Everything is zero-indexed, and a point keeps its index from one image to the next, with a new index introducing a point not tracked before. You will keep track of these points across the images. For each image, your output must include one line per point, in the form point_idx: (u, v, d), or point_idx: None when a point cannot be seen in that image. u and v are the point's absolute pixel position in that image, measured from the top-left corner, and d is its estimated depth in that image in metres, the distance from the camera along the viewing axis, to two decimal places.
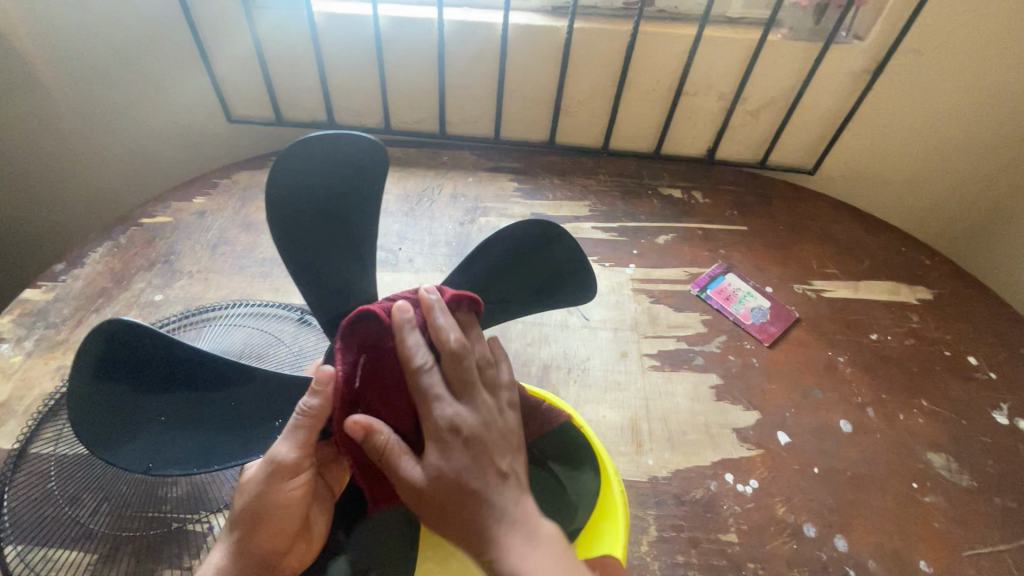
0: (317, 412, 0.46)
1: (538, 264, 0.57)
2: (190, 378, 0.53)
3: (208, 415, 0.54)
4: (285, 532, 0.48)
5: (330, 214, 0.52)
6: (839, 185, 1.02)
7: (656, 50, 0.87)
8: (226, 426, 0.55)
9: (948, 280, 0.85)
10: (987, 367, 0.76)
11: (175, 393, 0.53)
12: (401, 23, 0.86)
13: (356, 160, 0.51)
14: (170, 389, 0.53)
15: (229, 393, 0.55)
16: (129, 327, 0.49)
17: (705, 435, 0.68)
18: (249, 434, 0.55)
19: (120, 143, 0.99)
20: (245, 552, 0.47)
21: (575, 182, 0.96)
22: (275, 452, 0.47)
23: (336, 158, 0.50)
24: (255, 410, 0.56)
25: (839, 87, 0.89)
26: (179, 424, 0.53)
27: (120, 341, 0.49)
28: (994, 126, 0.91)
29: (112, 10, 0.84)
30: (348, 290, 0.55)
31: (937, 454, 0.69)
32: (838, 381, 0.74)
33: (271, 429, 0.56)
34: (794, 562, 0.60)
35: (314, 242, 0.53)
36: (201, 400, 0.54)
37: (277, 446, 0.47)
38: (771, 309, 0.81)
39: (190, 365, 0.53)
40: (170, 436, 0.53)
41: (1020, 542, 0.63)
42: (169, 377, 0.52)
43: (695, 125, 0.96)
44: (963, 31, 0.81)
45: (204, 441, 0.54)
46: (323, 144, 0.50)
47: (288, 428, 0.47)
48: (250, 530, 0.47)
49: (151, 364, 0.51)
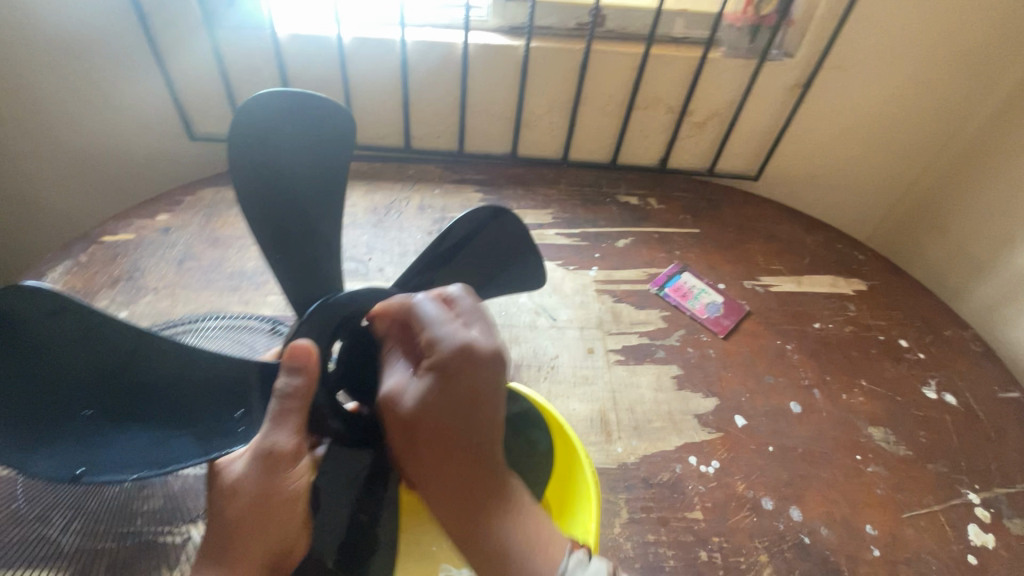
0: (300, 391, 0.47)
1: (501, 242, 0.59)
2: (126, 365, 0.42)
3: (152, 407, 0.45)
4: (288, 529, 0.48)
5: (302, 186, 0.51)
6: (780, 190, 1.10)
7: (608, 67, 0.93)
8: (173, 420, 0.46)
9: (878, 272, 0.94)
10: (916, 349, 0.84)
11: (109, 380, 0.42)
12: (363, 42, 0.89)
13: (329, 127, 0.50)
14: (100, 377, 0.42)
15: (177, 381, 0.45)
16: (36, 298, 0.37)
17: (669, 422, 0.73)
18: (205, 430, 0.47)
19: (75, 161, 0.97)
20: (250, 551, 0.47)
21: (538, 191, 1.01)
22: (273, 444, 0.46)
23: (308, 123, 0.49)
24: (213, 403, 0.47)
25: (775, 100, 0.97)
26: (113, 417, 0.43)
27: (24, 312, 0.37)
28: (911, 131, 1.01)
29: (73, 31, 0.84)
30: (318, 258, 0.54)
31: (876, 428, 0.75)
32: (787, 367, 0.80)
33: (232, 426, 0.48)
34: (754, 533, 0.64)
35: (285, 208, 0.51)
36: (143, 389, 0.44)
37: (274, 438, 0.47)
38: (724, 303, 0.87)
39: (126, 348, 0.42)
40: (106, 431, 0.43)
41: (952, 502, 0.69)
42: (98, 362, 0.41)
43: (648, 136, 1.03)
44: (876, 50, 0.90)
45: (148, 439, 0.45)
46: (295, 105, 0.48)
47: (278, 419, 0.47)
48: (249, 532, 0.47)
49: (71, 346, 0.40)
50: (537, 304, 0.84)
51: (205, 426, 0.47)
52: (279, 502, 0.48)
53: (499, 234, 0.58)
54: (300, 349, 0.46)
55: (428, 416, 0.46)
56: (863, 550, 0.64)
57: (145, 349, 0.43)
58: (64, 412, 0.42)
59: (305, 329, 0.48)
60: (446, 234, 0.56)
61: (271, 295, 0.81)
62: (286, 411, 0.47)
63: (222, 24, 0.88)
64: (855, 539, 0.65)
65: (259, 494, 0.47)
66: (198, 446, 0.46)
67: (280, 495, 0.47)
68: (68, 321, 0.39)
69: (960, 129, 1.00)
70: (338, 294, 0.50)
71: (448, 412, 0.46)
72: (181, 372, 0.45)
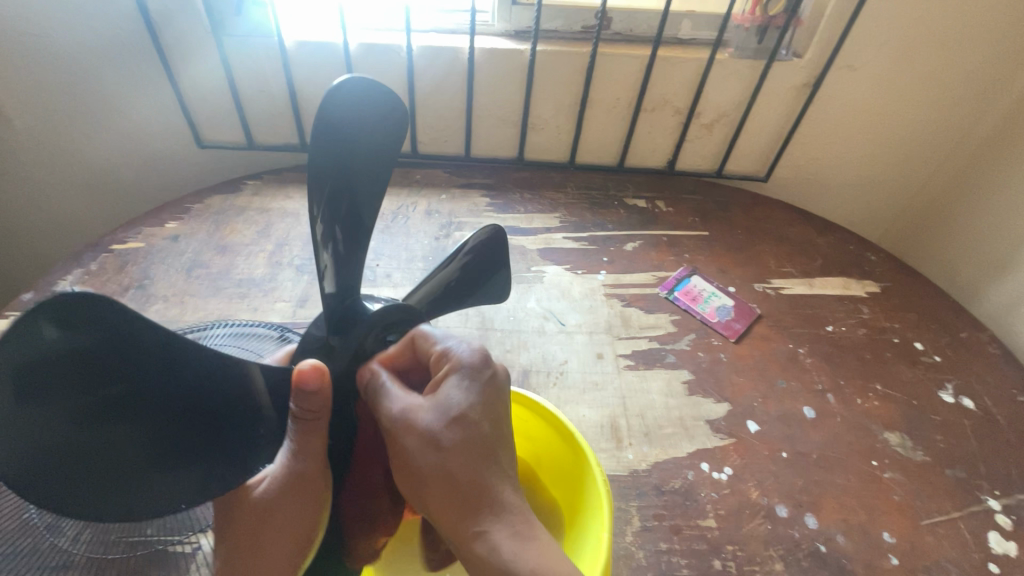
0: (315, 416, 0.47)
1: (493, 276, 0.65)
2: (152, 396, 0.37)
3: (173, 441, 0.40)
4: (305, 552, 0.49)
5: (361, 175, 0.50)
6: (790, 191, 1.09)
7: (614, 70, 0.93)
8: (196, 450, 0.42)
9: (892, 274, 0.92)
10: (932, 352, 0.82)
11: (131, 416, 0.37)
12: (369, 48, 0.89)
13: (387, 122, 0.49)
14: (122, 411, 0.36)
15: (198, 410, 0.40)
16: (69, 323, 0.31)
17: (680, 427, 0.72)
18: (234, 451, 0.44)
19: (84, 169, 0.98)
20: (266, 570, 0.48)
21: (545, 195, 1.00)
22: (297, 467, 0.48)
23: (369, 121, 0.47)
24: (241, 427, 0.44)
25: (783, 100, 0.96)
26: (129, 454, 0.38)
27: (44, 340, 0.31)
28: (924, 129, 0.99)
29: (81, 38, 0.84)
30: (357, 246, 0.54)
31: (892, 433, 0.74)
32: (800, 370, 0.79)
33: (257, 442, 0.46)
34: (769, 541, 0.63)
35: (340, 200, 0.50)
36: (171, 427, 0.39)
37: (297, 462, 0.48)
38: (734, 307, 0.86)
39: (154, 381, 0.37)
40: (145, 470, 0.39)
41: (972, 509, 0.67)
42: (123, 393, 0.35)
43: (655, 139, 1.02)
44: (885, 48, 0.89)
45: (177, 470, 0.41)
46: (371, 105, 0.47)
47: (297, 442, 0.48)
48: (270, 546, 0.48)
49: (95, 373, 0.34)
50: (544, 309, 0.83)
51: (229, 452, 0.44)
52: (301, 523, 0.48)
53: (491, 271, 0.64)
54: (309, 371, 0.45)
55: (448, 439, 0.45)
56: (881, 558, 0.63)
57: (172, 381, 0.38)
58: (73, 454, 0.36)
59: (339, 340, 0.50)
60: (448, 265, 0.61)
61: (279, 303, 0.81)
62: (307, 432, 0.48)
63: (230, 32, 0.89)
64: (873, 547, 0.64)
65: (287, 515, 0.48)
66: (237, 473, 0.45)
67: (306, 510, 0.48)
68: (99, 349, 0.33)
69: (973, 127, 0.98)
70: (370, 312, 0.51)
71: (460, 451, 0.45)
72: (205, 399, 0.41)
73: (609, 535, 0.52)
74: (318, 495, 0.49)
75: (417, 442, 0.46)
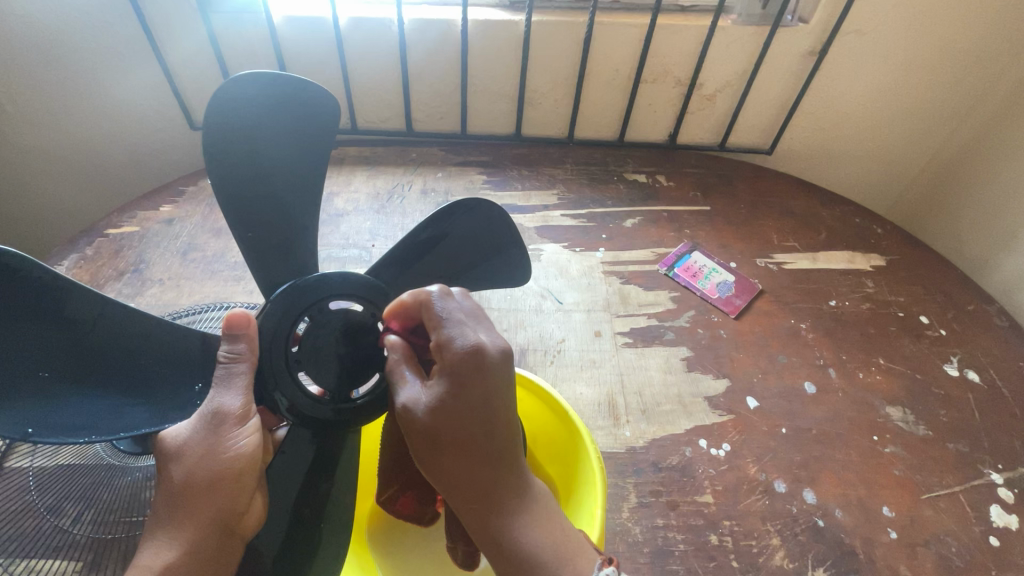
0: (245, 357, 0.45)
1: (484, 247, 0.55)
2: (75, 326, 0.42)
3: (109, 376, 0.43)
4: (240, 490, 0.46)
5: (285, 163, 0.47)
6: (795, 163, 1.06)
7: (613, 39, 0.90)
8: (134, 389, 0.44)
9: (898, 246, 0.90)
10: (938, 325, 0.81)
11: (60, 347, 0.41)
12: (359, 22, 0.87)
13: (315, 115, 0.47)
14: (55, 340, 0.41)
15: (133, 349, 0.44)
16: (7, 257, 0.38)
17: (678, 404, 0.71)
18: (158, 400, 0.45)
19: (75, 156, 0.96)
20: (197, 514, 0.44)
21: (543, 171, 0.98)
22: (219, 405, 0.44)
23: (291, 109, 0.46)
24: (176, 376, 0.46)
25: (789, 68, 0.93)
26: (72, 385, 0.42)
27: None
28: (929, 94, 0.95)
29: (64, 18, 0.82)
30: (296, 239, 0.50)
31: (894, 408, 0.73)
32: (801, 346, 0.78)
33: (190, 398, 0.47)
34: (766, 516, 0.63)
35: (255, 202, 0.47)
36: (102, 363, 0.43)
37: (220, 400, 0.45)
38: (735, 283, 0.84)
39: (85, 310, 0.42)
40: (73, 405, 0.42)
41: (973, 483, 0.67)
42: (62, 324, 0.41)
43: (655, 111, 0.99)
44: (893, 13, 0.86)
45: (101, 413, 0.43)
46: (250, 96, 0.44)
47: (223, 382, 0.45)
48: (197, 491, 0.44)
49: (39, 307, 0.40)
50: (542, 287, 0.83)
51: (163, 389, 0.46)
52: (234, 463, 0.45)
53: (475, 231, 0.54)
54: (238, 317, 0.45)
55: (441, 434, 0.43)
56: (879, 532, 0.63)
57: (110, 317, 0.43)
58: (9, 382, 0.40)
59: (280, 299, 0.46)
60: (450, 207, 0.52)
61: None
62: (233, 376, 0.45)
63: (216, 9, 0.86)
64: (871, 522, 0.63)
65: (213, 470, 0.44)
66: (154, 415, 0.45)
67: (228, 452, 0.45)
68: (21, 279, 0.39)
69: (984, 93, 0.94)
70: (309, 276, 0.47)
71: (461, 440, 0.43)
72: (147, 341, 0.45)
73: (598, 530, 0.51)
74: (240, 442, 0.45)
75: (416, 435, 0.45)
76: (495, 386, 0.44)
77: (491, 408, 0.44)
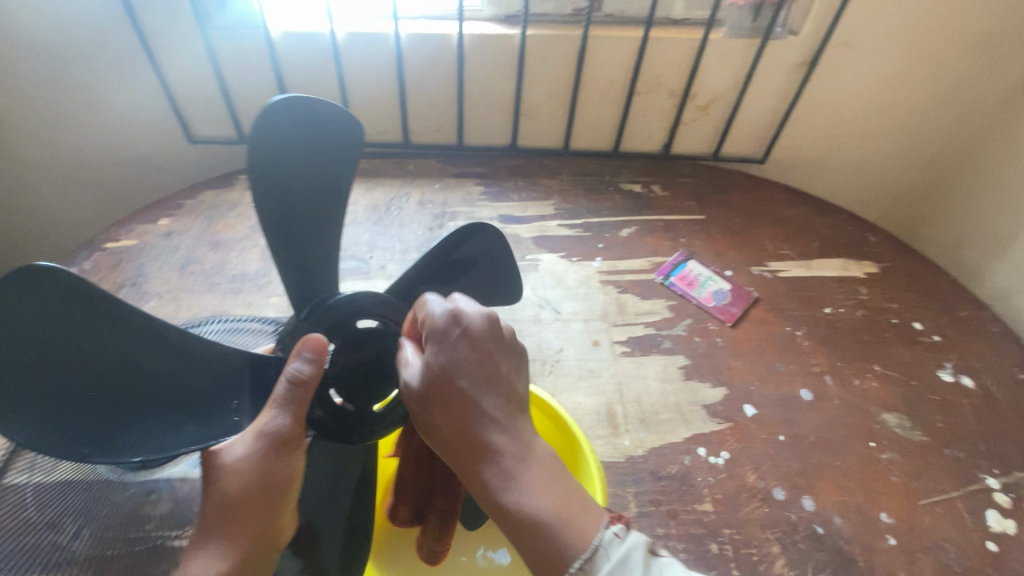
0: (308, 381, 0.44)
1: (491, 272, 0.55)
2: (120, 349, 0.39)
3: (152, 396, 0.42)
4: (282, 509, 0.46)
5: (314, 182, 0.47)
6: (789, 172, 1.07)
7: (607, 51, 0.91)
8: (177, 407, 0.43)
9: (891, 254, 0.91)
10: (932, 331, 0.82)
11: (105, 368, 0.39)
12: (356, 36, 0.88)
13: (338, 130, 0.46)
14: (100, 363, 0.39)
15: (175, 370, 0.42)
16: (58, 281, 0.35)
17: (677, 413, 0.72)
18: (200, 419, 0.44)
19: (73, 169, 0.97)
20: (240, 532, 0.45)
21: (539, 182, 0.99)
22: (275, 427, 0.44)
23: (321, 133, 0.46)
24: (217, 394, 0.45)
25: (780, 79, 0.94)
26: (118, 404, 0.40)
27: (29, 297, 0.35)
28: (921, 104, 0.97)
29: (61, 34, 0.83)
30: (324, 251, 0.51)
31: (891, 414, 0.73)
32: (798, 353, 0.79)
33: (230, 415, 0.46)
34: (766, 524, 0.63)
35: (290, 220, 0.48)
36: (148, 384, 0.41)
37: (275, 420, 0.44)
38: (731, 291, 0.85)
39: (130, 334, 0.39)
40: (118, 423, 0.41)
41: (970, 488, 0.67)
42: (108, 347, 0.39)
43: (650, 122, 1.00)
44: (882, 27, 0.88)
45: (144, 432, 0.42)
46: (273, 123, 0.43)
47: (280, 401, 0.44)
48: (244, 511, 0.45)
49: (85, 330, 0.37)
50: (540, 297, 0.83)
51: (205, 406, 0.44)
52: (278, 486, 0.46)
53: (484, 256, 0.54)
54: (312, 343, 0.44)
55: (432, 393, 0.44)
56: (878, 539, 0.63)
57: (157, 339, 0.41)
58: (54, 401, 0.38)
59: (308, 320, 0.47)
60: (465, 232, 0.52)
61: (272, 297, 0.81)
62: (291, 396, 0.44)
63: (215, 24, 0.87)
64: (870, 529, 0.64)
65: (257, 489, 0.45)
66: (197, 434, 0.44)
67: (278, 473, 0.45)
68: (71, 306, 0.36)
69: (975, 104, 0.96)
70: (337, 297, 0.48)
71: (451, 397, 0.44)
72: (191, 364, 0.43)
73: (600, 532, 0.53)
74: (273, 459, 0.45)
75: (410, 399, 0.45)
76: (477, 340, 0.45)
77: (477, 362, 0.44)
